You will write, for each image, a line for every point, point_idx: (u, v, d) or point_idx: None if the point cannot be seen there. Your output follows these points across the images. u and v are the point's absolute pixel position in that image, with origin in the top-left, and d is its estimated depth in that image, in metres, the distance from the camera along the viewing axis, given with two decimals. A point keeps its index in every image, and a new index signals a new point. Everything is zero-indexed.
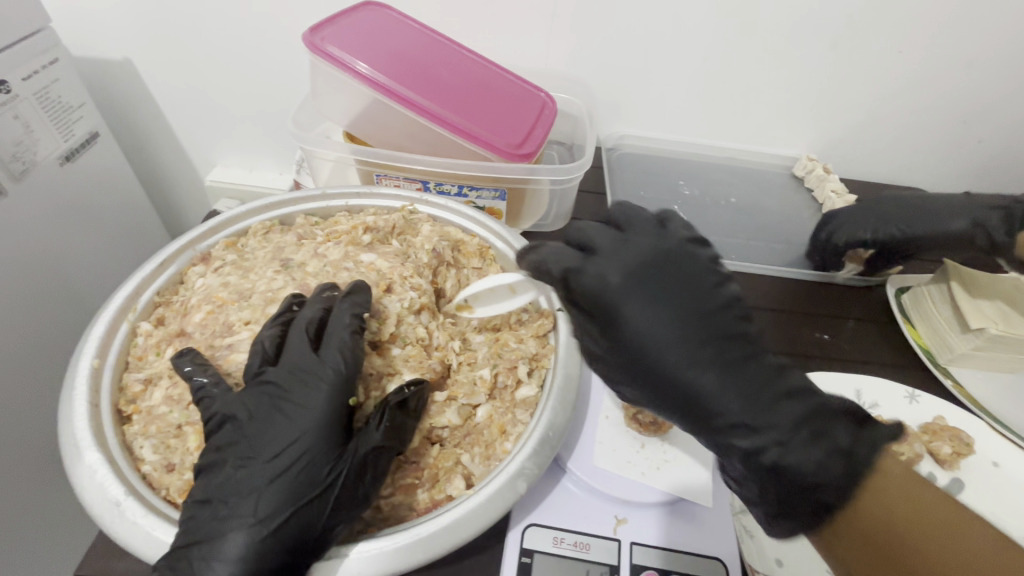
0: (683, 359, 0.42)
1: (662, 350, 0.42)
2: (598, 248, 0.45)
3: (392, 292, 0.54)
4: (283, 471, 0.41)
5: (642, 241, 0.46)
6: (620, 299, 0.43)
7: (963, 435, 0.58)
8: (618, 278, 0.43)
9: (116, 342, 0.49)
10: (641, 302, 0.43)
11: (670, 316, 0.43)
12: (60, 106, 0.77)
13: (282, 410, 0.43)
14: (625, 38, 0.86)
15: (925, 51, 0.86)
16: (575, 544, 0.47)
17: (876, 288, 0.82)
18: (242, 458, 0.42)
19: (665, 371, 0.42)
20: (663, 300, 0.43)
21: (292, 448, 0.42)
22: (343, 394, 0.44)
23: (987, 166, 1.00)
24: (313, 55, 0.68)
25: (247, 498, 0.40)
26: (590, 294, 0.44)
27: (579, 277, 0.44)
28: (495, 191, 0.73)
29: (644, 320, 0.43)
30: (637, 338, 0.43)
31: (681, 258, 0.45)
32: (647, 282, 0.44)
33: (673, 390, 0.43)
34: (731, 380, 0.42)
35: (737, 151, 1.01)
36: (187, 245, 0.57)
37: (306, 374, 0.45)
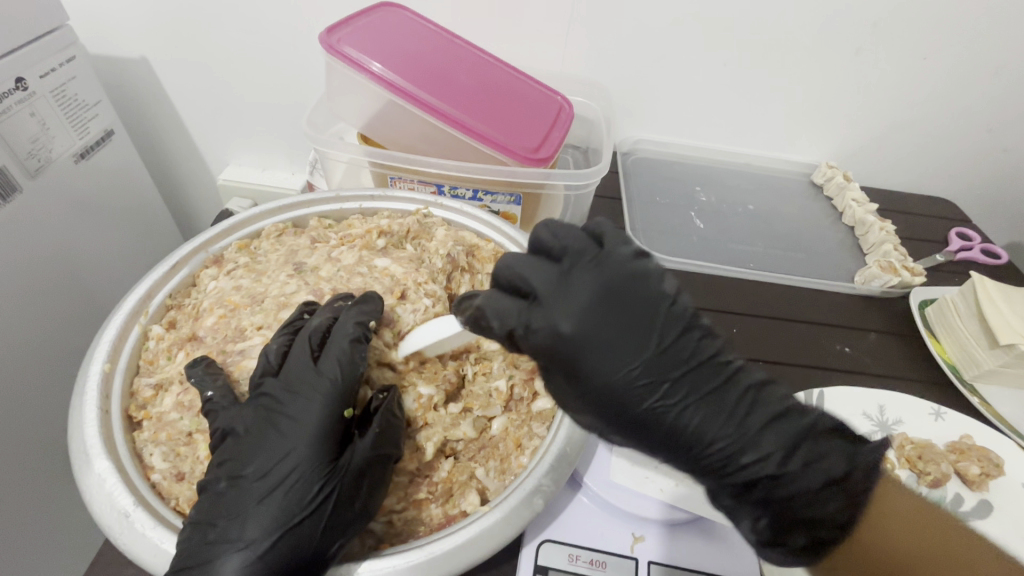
0: (662, 408, 0.38)
1: (639, 401, 0.38)
2: (539, 294, 0.38)
3: (406, 299, 0.53)
4: (277, 489, 0.40)
5: (587, 274, 0.38)
6: (582, 356, 0.37)
7: (992, 456, 0.57)
8: (570, 327, 0.37)
9: (128, 345, 0.48)
10: (603, 353, 0.37)
11: (636, 366, 0.37)
12: (75, 104, 0.77)
13: (277, 423, 0.43)
14: (643, 41, 0.84)
15: (952, 57, 0.84)
16: (591, 561, 0.45)
17: (898, 300, 0.80)
18: (236, 478, 0.41)
19: (646, 422, 0.39)
20: (620, 347, 0.37)
21: (287, 464, 0.41)
22: (337, 404, 0.43)
23: (1013, 176, 0.98)
24: (328, 56, 0.67)
25: (240, 520, 0.39)
26: (546, 353, 0.38)
27: (529, 333, 0.38)
28: (510, 195, 0.72)
29: (615, 378, 0.37)
30: (612, 396, 0.38)
31: (630, 290, 0.38)
32: (604, 326, 0.37)
33: (656, 440, 0.40)
34: (718, 421, 0.39)
35: (754, 157, 0.99)
36: (199, 248, 0.57)
37: (301, 386, 0.43)
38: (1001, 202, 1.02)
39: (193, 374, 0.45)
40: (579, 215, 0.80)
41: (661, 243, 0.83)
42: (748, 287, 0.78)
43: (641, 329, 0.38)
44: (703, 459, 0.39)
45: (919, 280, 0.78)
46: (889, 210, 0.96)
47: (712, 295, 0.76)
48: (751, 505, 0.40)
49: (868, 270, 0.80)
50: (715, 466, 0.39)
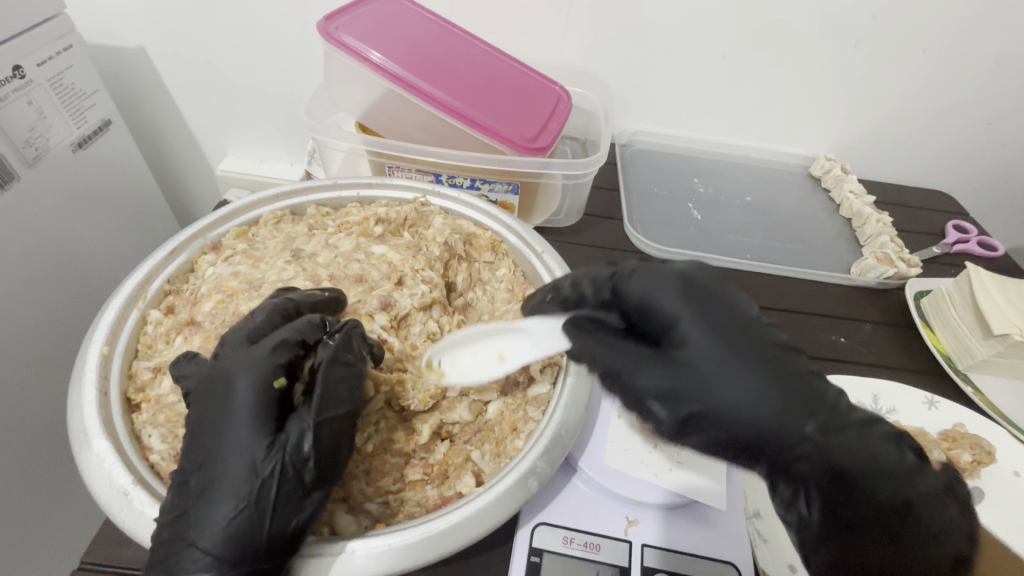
0: (767, 385, 0.36)
1: (747, 372, 0.36)
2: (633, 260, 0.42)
3: (403, 285, 0.52)
4: (222, 476, 0.39)
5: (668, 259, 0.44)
6: (684, 309, 0.38)
7: (985, 443, 0.57)
8: (673, 281, 0.39)
9: (127, 329, 0.49)
10: (702, 313, 0.37)
11: (737, 333, 0.37)
12: (73, 92, 0.77)
13: (209, 409, 0.41)
14: (642, 31, 0.84)
15: (951, 49, 0.84)
16: (585, 544, 0.46)
17: (894, 291, 0.80)
18: (185, 470, 0.39)
19: (750, 404, 0.35)
20: (719, 309, 0.38)
21: (228, 442, 0.39)
22: (266, 382, 0.41)
23: (1010, 169, 0.98)
24: (327, 45, 0.67)
25: (192, 512, 0.38)
26: (646, 303, 0.39)
27: (627, 283, 0.40)
28: (508, 184, 0.72)
29: (719, 339, 0.36)
30: (715, 362, 0.36)
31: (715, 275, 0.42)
32: (701, 289, 0.39)
33: (755, 427, 0.35)
34: (812, 418, 0.36)
35: (751, 150, 0.99)
36: (197, 234, 0.57)
37: (226, 368, 0.42)
38: (999, 195, 1.03)
39: (176, 369, 0.44)
40: (577, 204, 0.80)
41: (658, 234, 0.84)
42: (744, 277, 0.79)
43: (738, 302, 0.39)
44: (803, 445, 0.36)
45: (915, 271, 0.78)
46: (887, 202, 0.96)
47: None
48: (834, 494, 0.38)
49: (863, 261, 0.80)
50: (810, 457, 0.36)
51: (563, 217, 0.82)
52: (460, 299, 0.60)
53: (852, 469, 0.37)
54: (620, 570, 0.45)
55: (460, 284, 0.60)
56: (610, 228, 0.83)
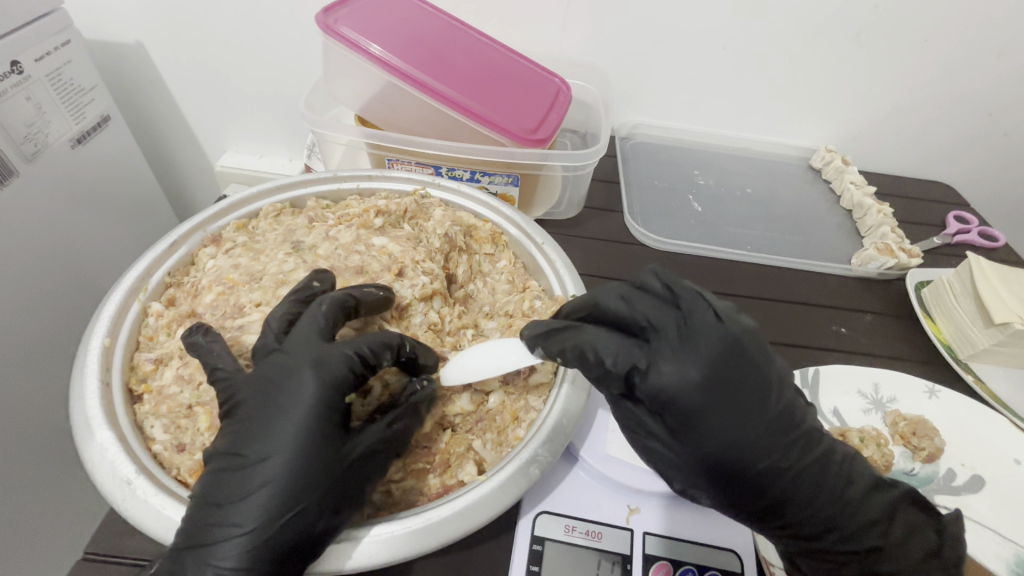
0: (783, 470, 0.40)
1: (749, 462, 0.39)
2: (662, 331, 0.41)
3: (404, 276, 0.52)
4: (274, 471, 0.39)
5: (708, 330, 0.40)
6: (704, 406, 0.38)
7: (925, 424, 0.58)
8: (698, 379, 0.38)
9: (128, 321, 0.48)
10: (724, 415, 0.39)
11: (758, 425, 0.39)
12: (70, 88, 0.77)
13: (267, 404, 0.41)
14: (641, 24, 0.84)
15: (952, 39, 0.83)
16: (586, 533, 0.46)
17: (895, 282, 0.80)
18: (231, 461, 0.40)
19: (762, 469, 0.40)
20: (736, 413, 0.39)
21: (281, 446, 0.39)
22: (333, 385, 0.41)
23: (1011, 159, 0.98)
24: (326, 37, 0.67)
25: (238, 506, 0.38)
26: (670, 401, 0.39)
27: (647, 380, 0.39)
28: (507, 176, 0.72)
29: (740, 430, 0.39)
30: (734, 450, 0.39)
31: (745, 355, 0.39)
32: (725, 387, 0.38)
33: (753, 500, 0.41)
34: (812, 501, 0.41)
35: (751, 142, 0.99)
36: (198, 227, 0.57)
37: (293, 364, 0.42)
38: (1000, 187, 1.03)
39: (189, 340, 0.45)
40: (578, 197, 0.80)
41: (658, 226, 0.83)
42: (744, 268, 0.79)
43: (759, 392, 0.40)
44: (795, 508, 0.41)
45: (915, 262, 0.78)
46: (887, 193, 0.96)
47: (706, 276, 0.76)
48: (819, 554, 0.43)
49: (864, 252, 0.79)
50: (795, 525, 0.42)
51: (563, 209, 0.82)
52: (461, 291, 0.59)
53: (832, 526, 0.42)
54: (621, 558, 0.45)
55: (460, 276, 0.60)
56: (610, 220, 0.83)
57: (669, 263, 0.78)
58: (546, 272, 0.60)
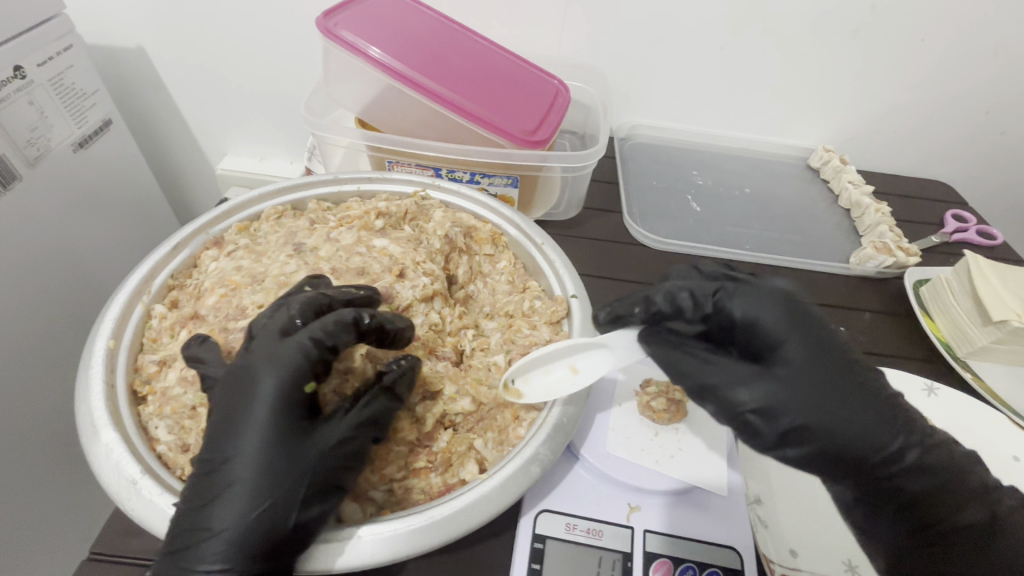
0: (859, 404, 0.39)
1: (830, 389, 0.39)
2: (739, 277, 0.45)
3: (405, 277, 0.52)
4: (246, 470, 0.39)
5: (773, 279, 0.45)
6: (783, 328, 0.41)
7: None
8: (778, 300, 0.42)
9: (132, 323, 0.49)
10: (801, 338, 0.41)
11: (831, 361, 0.40)
12: (73, 92, 0.77)
13: (231, 405, 0.41)
14: (640, 25, 0.85)
15: (948, 38, 0.84)
16: (587, 530, 0.46)
17: (894, 280, 0.80)
18: (205, 464, 0.40)
19: (845, 404, 0.39)
20: (809, 336, 0.41)
21: (249, 445, 0.40)
22: (291, 379, 0.41)
23: (1009, 157, 0.99)
24: (326, 41, 0.67)
25: (214, 507, 0.38)
26: (753, 322, 0.41)
27: (732, 302, 0.42)
28: (507, 178, 0.73)
29: (816, 360, 0.40)
30: (815, 374, 0.39)
31: (800, 300, 0.45)
32: (797, 314, 0.42)
33: (844, 439, 0.38)
34: (897, 437, 0.39)
35: (750, 142, 1.00)
36: (200, 230, 0.57)
37: (251, 363, 0.42)
38: (999, 185, 1.03)
39: (189, 351, 0.45)
40: (577, 197, 0.81)
41: (657, 226, 0.84)
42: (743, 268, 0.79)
43: (821, 325, 0.42)
44: (882, 448, 0.39)
45: (913, 260, 0.79)
46: (885, 192, 0.96)
47: None
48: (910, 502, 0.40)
49: (862, 251, 0.80)
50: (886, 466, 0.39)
51: (562, 210, 0.82)
52: (461, 291, 0.60)
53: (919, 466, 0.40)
54: (622, 556, 0.45)
55: (461, 277, 0.60)
56: (609, 221, 0.83)
57: (669, 263, 0.78)
58: (545, 273, 0.61)
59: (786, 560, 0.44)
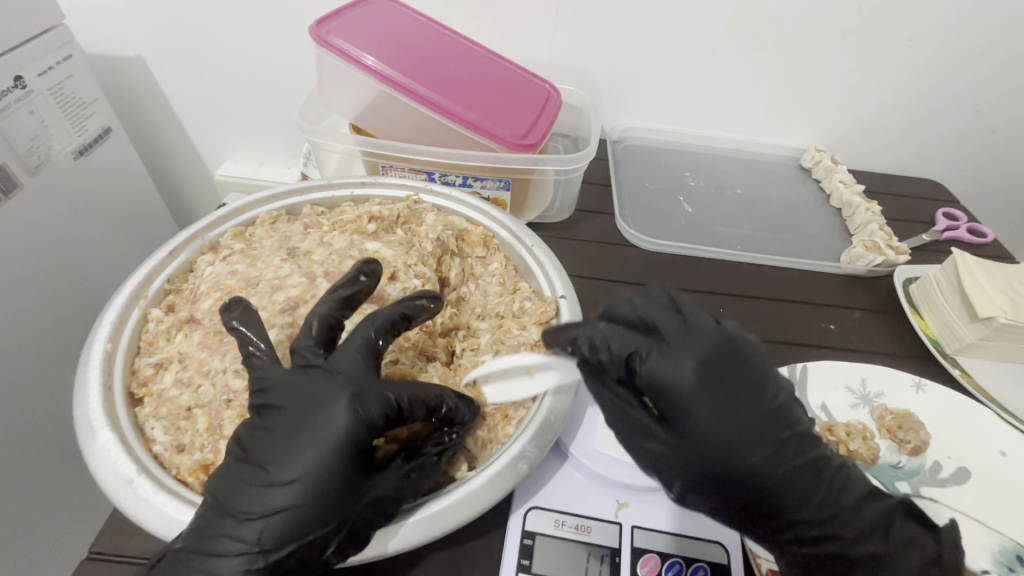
0: (771, 472, 0.41)
1: (735, 457, 0.41)
2: (666, 335, 0.43)
3: (396, 279, 0.54)
4: (296, 499, 0.38)
5: (708, 328, 0.44)
6: (691, 400, 0.41)
7: (909, 420, 0.59)
8: (692, 373, 0.41)
9: (129, 327, 0.50)
10: (712, 408, 0.41)
11: (743, 425, 0.41)
12: (73, 101, 0.79)
13: (297, 423, 0.40)
14: (630, 29, 0.86)
15: (934, 40, 0.85)
16: (576, 527, 0.47)
17: (884, 279, 0.81)
18: (255, 475, 0.39)
19: (734, 469, 0.41)
20: (725, 408, 0.41)
21: (305, 471, 0.39)
22: (365, 420, 0.40)
23: (999, 156, 0.99)
24: (320, 48, 0.69)
25: (252, 518, 0.38)
26: (660, 388, 0.41)
27: (644, 368, 0.42)
28: (499, 181, 0.74)
29: (715, 429, 0.41)
30: (714, 446, 0.41)
31: (740, 355, 0.43)
32: (717, 384, 0.41)
33: (733, 499, 0.42)
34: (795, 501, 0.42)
35: (741, 143, 1.01)
36: (196, 235, 0.58)
37: (330, 389, 0.41)
38: (990, 183, 1.04)
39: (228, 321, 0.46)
40: (569, 199, 0.82)
41: (648, 227, 0.85)
42: (734, 268, 0.80)
43: (753, 393, 0.42)
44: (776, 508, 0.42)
45: (902, 259, 0.79)
46: (876, 192, 0.97)
47: (696, 276, 0.78)
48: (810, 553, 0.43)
49: (852, 250, 0.81)
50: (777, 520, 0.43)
51: (555, 212, 0.84)
52: (453, 293, 0.61)
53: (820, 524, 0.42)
54: (610, 551, 0.46)
55: (453, 279, 0.61)
56: (601, 223, 0.84)
57: (660, 263, 0.79)
58: (536, 274, 0.62)
59: (770, 553, 0.46)
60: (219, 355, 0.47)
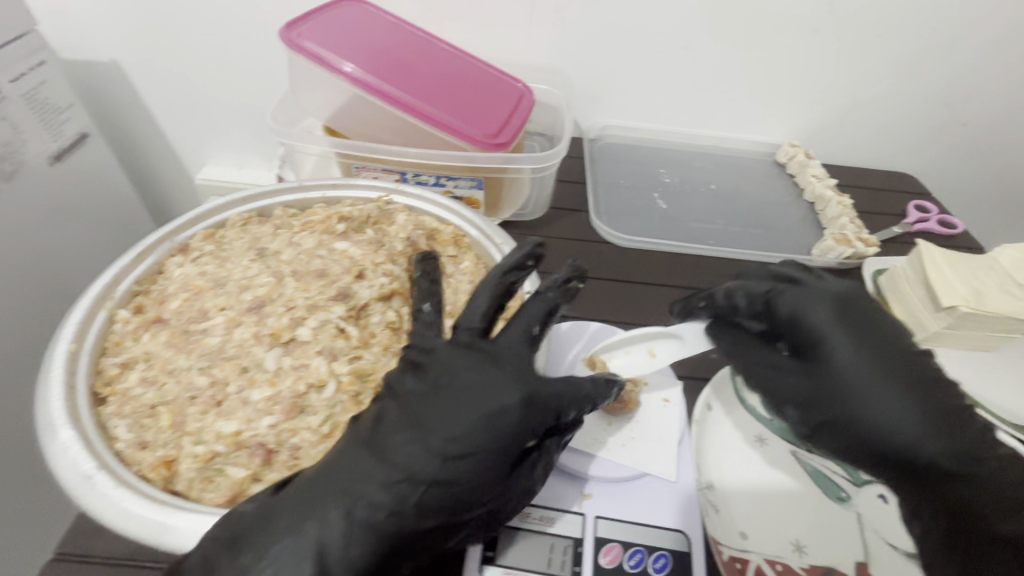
0: (910, 404, 0.42)
1: (863, 387, 0.43)
2: (799, 280, 0.49)
3: (364, 277, 0.54)
4: (379, 522, 0.39)
5: (836, 281, 0.49)
6: (825, 327, 0.45)
7: None
8: (826, 306, 0.46)
9: (94, 328, 0.50)
10: (847, 336, 0.45)
11: (887, 360, 0.44)
12: (47, 106, 0.79)
13: (390, 438, 0.42)
14: (604, 28, 0.87)
15: (902, 35, 0.87)
16: (541, 518, 0.48)
17: (854, 271, 0.82)
18: (329, 492, 0.40)
19: (877, 404, 0.42)
20: (860, 338, 0.45)
21: (392, 488, 0.40)
22: (460, 446, 0.41)
23: (970, 150, 1.01)
24: (291, 52, 0.69)
25: (320, 540, 0.38)
26: (795, 316, 0.47)
27: (778, 302, 0.48)
28: (472, 180, 0.75)
29: (857, 357, 0.44)
30: (848, 370, 0.44)
31: (873, 306, 0.48)
32: (850, 319, 0.46)
33: (866, 432, 0.42)
34: (939, 443, 0.41)
35: (717, 139, 1.02)
36: (166, 237, 0.59)
37: (435, 406, 0.43)
38: (962, 177, 1.05)
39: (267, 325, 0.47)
40: (544, 197, 0.83)
41: (623, 224, 0.86)
42: (707, 263, 0.81)
43: (891, 335, 0.46)
44: (909, 447, 0.41)
45: (871, 251, 0.81)
46: (850, 186, 0.99)
47: (668, 270, 0.79)
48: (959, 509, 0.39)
49: (823, 243, 0.82)
50: (922, 464, 0.41)
51: (530, 210, 0.84)
52: None
53: (971, 471, 0.40)
54: (573, 541, 0.47)
55: None
56: (577, 221, 0.85)
57: (633, 259, 0.80)
58: None
59: (733, 540, 0.48)
60: (185, 355, 0.48)
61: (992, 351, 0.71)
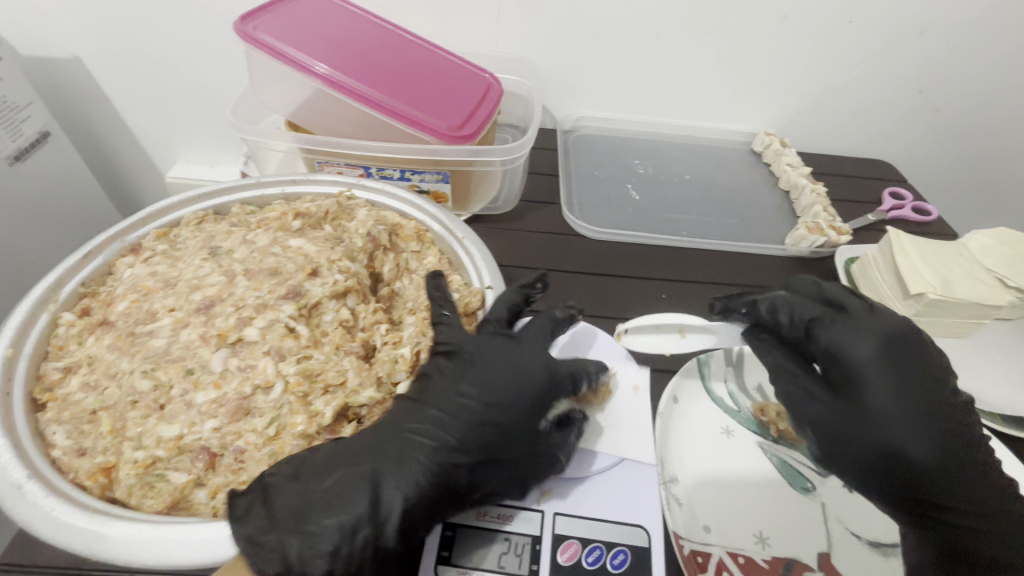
0: (936, 446, 0.46)
1: (893, 431, 0.46)
2: (849, 310, 0.50)
3: (318, 275, 0.53)
4: (395, 481, 0.43)
5: (886, 315, 0.50)
6: (869, 371, 0.47)
7: None
8: (875, 348, 0.47)
9: (35, 333, 0.49)
10: (890, 381, 0.47)
11: (918, 405, 0.46)
12: (4, 105, 0.77)
13: (411, 415, 0.48)
14: (573, 17, 0.85)
15: (875, 22, 0.86)
16: (498, 516, 0.48)
17: (827, 260, 0.82)
18: (350, 459, 0.44)
19: (901, 450, 0.46)
20: (899, 382, 0.47)
21: (411, 452, 0.45)
22: (470, 415, 0.48)
23: (945, 136, 1.01)
24: (249, 46, 0.67)
25: (335, 498, 0.41)
26: (837, 352, 0.48)
27: (823, 334, 0.49)
28: (437, 173, 0.73)
29: (889, 403, 0.46)
30: (882, 413, 0.46)
31: (915, 343, 0.49)
32: (893, 361, 0.47)
33: (883, 470, 0.46)
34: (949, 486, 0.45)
35: (692, 129, 1.01)
36: (115, 237, 0.57)
37: (450, 385, 0.50)
38: (938, 163, 1.05)
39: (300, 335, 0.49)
40: (515, 190, 0.82)
41: (595, 216, 0.85)
42: (680, 255, 0.80)
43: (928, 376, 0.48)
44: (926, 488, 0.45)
45: (845, 239, 0.80)
46: (825, 173, 0.98)
47: (640, 262, 0.78)
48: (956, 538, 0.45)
49: (795, 231, 0.81)
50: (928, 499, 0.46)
51: (502, 204, 0.83)
52: (385, 289, 0.61)
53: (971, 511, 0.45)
54: (531, 539, 0.46)
55: (386, 274, 0.61)
56: (549, 213, 0.84)
57: (604, 252, 0.79)
58: (465, 265, 0.62)
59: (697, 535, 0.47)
60: (128, 357, 0.47)
61: (960, 337, 0.70)
